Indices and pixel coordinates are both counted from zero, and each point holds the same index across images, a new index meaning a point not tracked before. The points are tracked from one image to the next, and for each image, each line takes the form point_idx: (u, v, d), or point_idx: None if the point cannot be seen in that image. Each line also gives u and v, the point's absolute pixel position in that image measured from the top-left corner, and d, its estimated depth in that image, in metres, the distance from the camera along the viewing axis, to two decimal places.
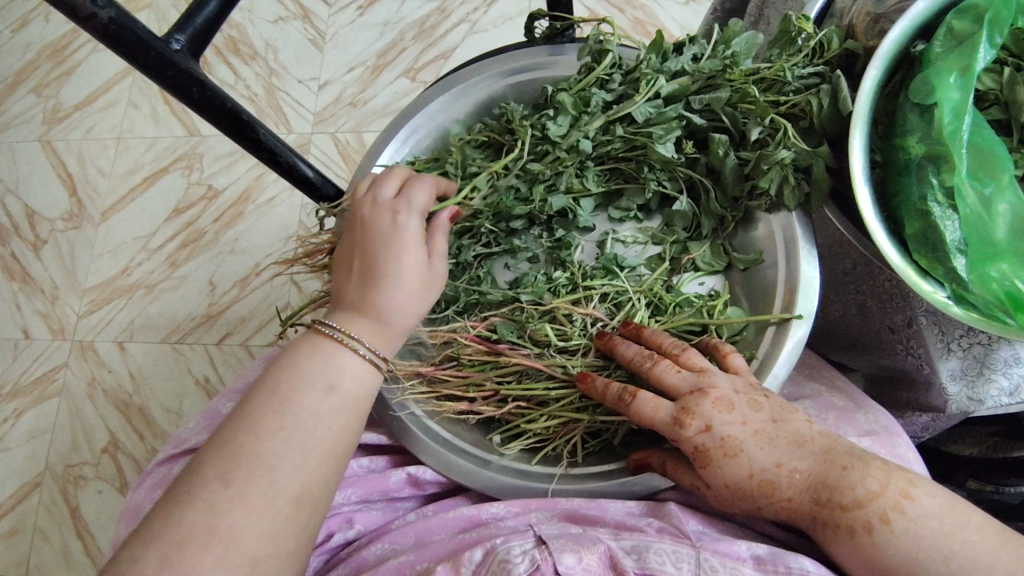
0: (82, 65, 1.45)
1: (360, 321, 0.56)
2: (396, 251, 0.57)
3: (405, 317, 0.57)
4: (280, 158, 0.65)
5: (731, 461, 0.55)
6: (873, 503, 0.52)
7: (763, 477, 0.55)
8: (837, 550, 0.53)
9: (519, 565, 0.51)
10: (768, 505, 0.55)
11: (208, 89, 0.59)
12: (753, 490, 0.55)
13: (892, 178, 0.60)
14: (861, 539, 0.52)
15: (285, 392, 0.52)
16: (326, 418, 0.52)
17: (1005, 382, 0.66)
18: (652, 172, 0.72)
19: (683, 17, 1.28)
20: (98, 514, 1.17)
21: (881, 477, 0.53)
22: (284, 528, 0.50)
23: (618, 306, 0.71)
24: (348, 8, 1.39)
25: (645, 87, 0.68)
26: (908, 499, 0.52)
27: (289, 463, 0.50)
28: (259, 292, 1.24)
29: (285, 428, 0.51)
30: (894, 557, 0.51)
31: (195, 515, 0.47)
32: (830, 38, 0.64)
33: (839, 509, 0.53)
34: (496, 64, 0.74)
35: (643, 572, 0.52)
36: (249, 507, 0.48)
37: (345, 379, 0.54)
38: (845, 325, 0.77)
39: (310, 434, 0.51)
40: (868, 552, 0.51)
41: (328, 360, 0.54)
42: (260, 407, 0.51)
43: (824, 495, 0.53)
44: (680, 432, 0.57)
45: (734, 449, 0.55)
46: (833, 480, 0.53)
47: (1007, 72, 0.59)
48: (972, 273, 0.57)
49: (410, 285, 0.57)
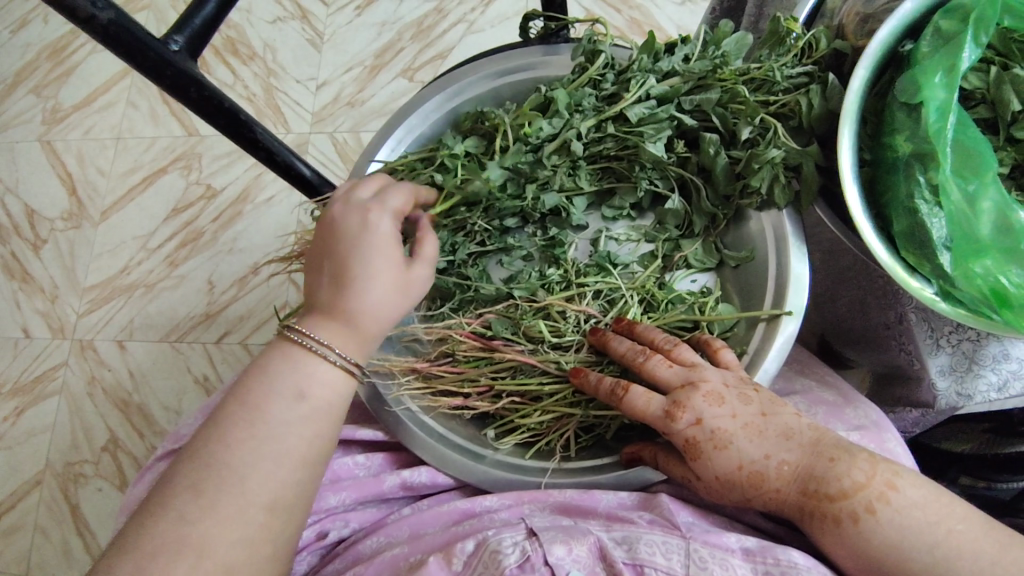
0: (82, 66, 1.45)
1: (330, 325, 0.56)
2: (366, 253, 0.57)
3: (376, 319, 0.57)
4: (278, 157, 0.68)
5: (721, 453, 0.56)
6: (859, 494, 0.53)
7: (752, 469, 0.56)
8: (826, 540, 0.54)
9: (509, 556, 0.52)
10: (757, 497, 0.56)
11: (206, 89, 0.60)
12: (742, 481, 0.56)
13: (880, 176, 0.62)
14: (847, 529, 0.53)
15: (257, 401, 0.53)
16: (296, 427, 0.53)
17: (993, 378, 0.67)
18: (644, 171, 0.73)
19: (679, 16, 1.29)
20: (97, 512, 1.18)
21: (867, 469, 0.54)
22: (270, 530, 0.51)
23: (611, 303, 0.72)
24: (347, 9, 1.40)
25: (635, 88, 0.69)
26: (893, 489, 0.53)
27: (264, 471, 0.51)
28: (256, 291, 1.25)
29: (254, 437, 0.52)
30: (879, 546, 0.52)
31: (167, 525, 0.48)
32: (818, 39, 0.66)
33: (826, 499, 0.54)
34: (490, 64, 0.75)
35: (633, 562, 0.53)
36: (218, 517, 0.49)
37: (315, 384, 0.55)
38: (851, 320, 0.77)
39: (281, 443, 0.52)
40: (854, 540, 0.53)
41: (300, 368, 0.55)
42: (231, 418, 0.52)
43: (811, 486, 0.54)
44: (671, 425, 0.58)
45: (724, 441, 0.56)
46: (819, 472, 0.54)
47: (993, 71, 0.60)
48: (957, 269, 0.58)
49: (382, 284, 0.57)
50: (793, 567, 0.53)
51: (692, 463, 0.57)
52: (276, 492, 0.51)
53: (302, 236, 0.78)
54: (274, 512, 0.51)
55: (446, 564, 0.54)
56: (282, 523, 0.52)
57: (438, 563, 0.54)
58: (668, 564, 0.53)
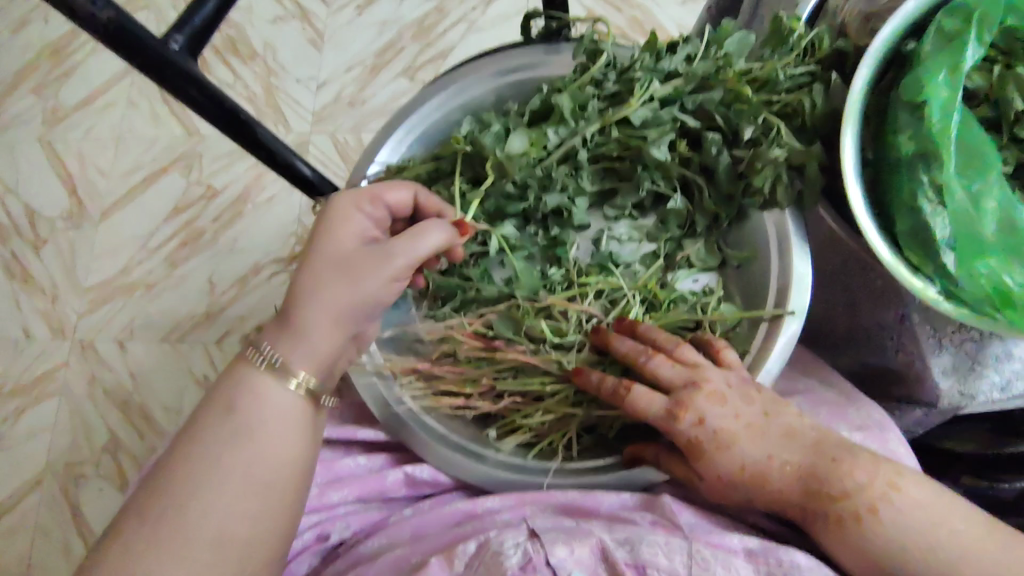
0: (82, 65, 1.45)
1: (277, 337, 0.58)
2: (326, 235, 0.59)
3: (319, 302, 0.57)
4: (278, 156, 0.68)
5: (723, 454, 0.56)
6: (861, 495, 0.53)
7: (754, 469, 0.56)
8: (829, 541, 0.54)
9: (511, 557, 0.52)
10: (760, 497, 0.56)
11: (206, 88, 0.60)
12: (744, 482, 0.56)
13: (883, 176, 0.61)
14: (849, 529, 0.53)
15: (198, 428, 0.55)
16: (233, 448, 0.54)
17: (997, 378, 0.68)
18: (646, 171, 0.72)
19: (680, 16, 1.28)
20: (98, 512, 1.18)
21: (869, 469, 0.53)
22: (219, 560, 0.52)
23: (613, 302, 0.72)
24: (347, 8, 1.40)
25: (640, 90, 0.68)
26: (895, 490, 0.53)
27: (206, 494, 0.52)
28: (257, 292, 1.25)
29: (195, 463, 0.53)
30: (883, 548, 0.52)
31: (116, 554, 0.50)
32: (821, 38, 0.65)
33: (828, 500, 0.53)
34: (493, 64, 0.75)
35: (636, 563, 0.53)
36: (165, 546, 0.51)
37: (249, 400, 0.56)
38: (835, 322, 0.79)
39: (220, 467, 0.53)
40: (858, 540, 0.52)
41: (241, 390, 0.56)
42: (177, 445, 0.55)
43: (813, 486, 0.54)
44: (674, 425, 0.58)
45: (727, 441, 0.56)
46: (822, 472, 0.54)
47: (996, 70, 0.60)
48: (961, 268, 0.58)
49: (326, 265, 0.58)
50: (796, 568, 0.53)
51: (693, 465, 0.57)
52: (221, 519, 0.52)
53: None
54: (221, 542, 0.52)
55: (448, 566, 0.53)
56: (232, 551, 0.53)
57: (439, 564, 0.53)
58: (670, 565, 0.53)
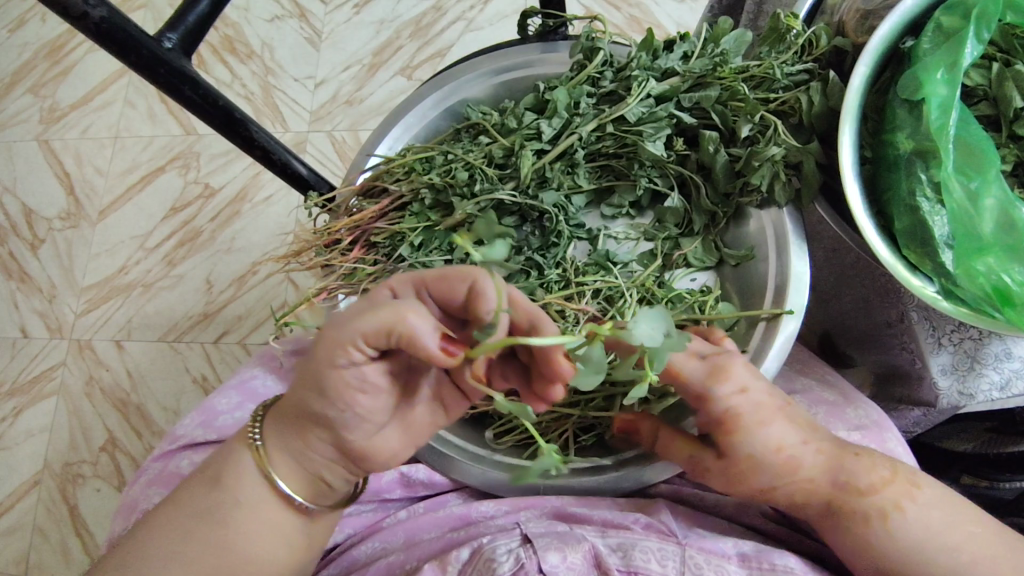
0: (78, 65, 1.45)
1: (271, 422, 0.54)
2: None
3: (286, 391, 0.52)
4: (274, 156, 0.69)
5: (761, 430, 0.55)
6: (887, 490, 0.54)
7: (784, 446, 0.55)
8: (834, 530, 0.56)
9: (504, 564, 0.52)
10: (788, 484, 0.56)
11: (201, 88, 0.60)
12: (778, 465, 0.55)
13: (881, 175, 0.61)
14: (878, 524, 0.54)
15: (187, 488, 0.55)
16: (206, 515, 0.53)
17: (996, 377, 0.66)
18: (643, 169, 0.72)
19: (679, 14, 1.28)
20: (96, 513, 1.17)
21: (889, 466, 0.56)
22: None
23: (609, 302, 0.69)
24: (344, 7, 1.39)
25: (636, 88, 0.68)
26: (917, 487, 0.55)
27: (172, 560, 0.52)
28: (255, 291, 1.24)
29: (172, 525, 0.53)
30: (908, 542, 0.53)
31: None
32: (818, 35, 0.65)
33: (857, 493, 0.55)
34: (490, 61, 0.74)
35: (628, 569, 0.53)
36: None
37: (231, 475, 0.54)
38: (853, 318, 0.75)
39: (190, 534, 0.52)
40: (886, 537, 0.53)
41: (228, 459, 0.54)
42: (165, 502, 0.55)
43: (842, 478, 0.55)
44: (715, 389, 0.55)
45: (766, 416, 0.56)
46: (848, 465, 0.55)
47: (995, 68, 0.59)
48: (960, 267, 0.57)
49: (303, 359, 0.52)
50: (788, 572, 0.53)
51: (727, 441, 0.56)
52: None
53: (302, 235, 0.79)
54: None
55: (441, 571, 0.54)
56: None
57: (432, 570, 0.54)
58: (663, 571, 0.52)
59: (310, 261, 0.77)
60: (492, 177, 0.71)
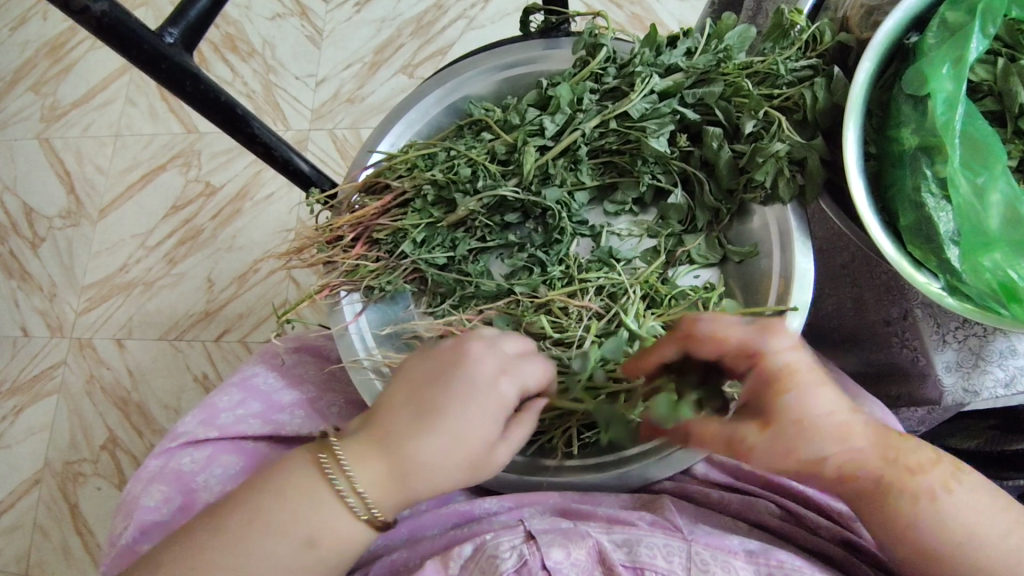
0: (79, 63, 1.44)
1: (389, 485, 0.55)
2: (470, 410, 0.56)
3: (427, 480, 0.56)
4: (275, 152, 0.68)
5: (811, 393, 0.53)
6: (933, 472, 0.54)
7: (813, 422, 0.53)
8: (878, 509, 0.54)
9: (507, 560, 0.52)
10: (834, 456, 0.54)
11: (201, 82, 0.60)
12: (831, 431, 0.53)
13: (886, 171, 0.61)
14: (927, 504, 0.53)
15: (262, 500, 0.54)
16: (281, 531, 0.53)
17: (1000, 374, 0.66)
18: (646, 165, 0.71)
19: (681, 12, 1.28)
20: (96, 512, 1.17)
21: (933, 454, 0.55)
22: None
23: (613, 299, 0.69)
24: (346, 5, 1.39)
25: (640, 84, 0.68)
26: (960, 470, 0.55)
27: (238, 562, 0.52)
28: (256, 290, 1.24)
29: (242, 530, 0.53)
30: (956, 520, 0.52)
31: None
32: (823, 31, 0.65)
33: (908, 471, 0.54)
34: (492, 57, 0.74)
35: (632, 565, 0.53)
36: None
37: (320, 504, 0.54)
38: (838, 319, 0.76)
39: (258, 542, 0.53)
40: (935, 516, 0.53)
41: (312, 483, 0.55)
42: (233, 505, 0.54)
43: (891, 454, 0.54)
44: (766, 348, 0.53)
45: (816, 378, 0.54)
46: (891, 442, 0.55)
47: (1000, 63, 0.59)
48: (966, 264, 0.57)
49: (442, 450, 0.55)
50: (796, 570, 0.53)
51: (760, 432, 0.53)
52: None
53: (304, 232, 0.79)
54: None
55: (443, 568, 0.53)
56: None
57: (435, 566, 0.53)
58: (669, 567, 0.52)
59: (310, 260, 0.78)
60: (495, 173, 0.70)
